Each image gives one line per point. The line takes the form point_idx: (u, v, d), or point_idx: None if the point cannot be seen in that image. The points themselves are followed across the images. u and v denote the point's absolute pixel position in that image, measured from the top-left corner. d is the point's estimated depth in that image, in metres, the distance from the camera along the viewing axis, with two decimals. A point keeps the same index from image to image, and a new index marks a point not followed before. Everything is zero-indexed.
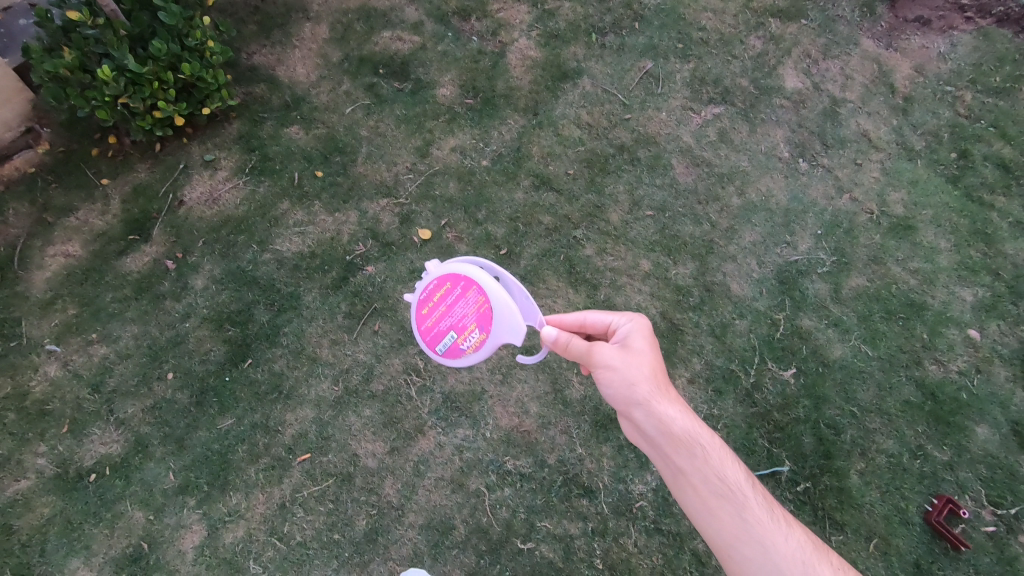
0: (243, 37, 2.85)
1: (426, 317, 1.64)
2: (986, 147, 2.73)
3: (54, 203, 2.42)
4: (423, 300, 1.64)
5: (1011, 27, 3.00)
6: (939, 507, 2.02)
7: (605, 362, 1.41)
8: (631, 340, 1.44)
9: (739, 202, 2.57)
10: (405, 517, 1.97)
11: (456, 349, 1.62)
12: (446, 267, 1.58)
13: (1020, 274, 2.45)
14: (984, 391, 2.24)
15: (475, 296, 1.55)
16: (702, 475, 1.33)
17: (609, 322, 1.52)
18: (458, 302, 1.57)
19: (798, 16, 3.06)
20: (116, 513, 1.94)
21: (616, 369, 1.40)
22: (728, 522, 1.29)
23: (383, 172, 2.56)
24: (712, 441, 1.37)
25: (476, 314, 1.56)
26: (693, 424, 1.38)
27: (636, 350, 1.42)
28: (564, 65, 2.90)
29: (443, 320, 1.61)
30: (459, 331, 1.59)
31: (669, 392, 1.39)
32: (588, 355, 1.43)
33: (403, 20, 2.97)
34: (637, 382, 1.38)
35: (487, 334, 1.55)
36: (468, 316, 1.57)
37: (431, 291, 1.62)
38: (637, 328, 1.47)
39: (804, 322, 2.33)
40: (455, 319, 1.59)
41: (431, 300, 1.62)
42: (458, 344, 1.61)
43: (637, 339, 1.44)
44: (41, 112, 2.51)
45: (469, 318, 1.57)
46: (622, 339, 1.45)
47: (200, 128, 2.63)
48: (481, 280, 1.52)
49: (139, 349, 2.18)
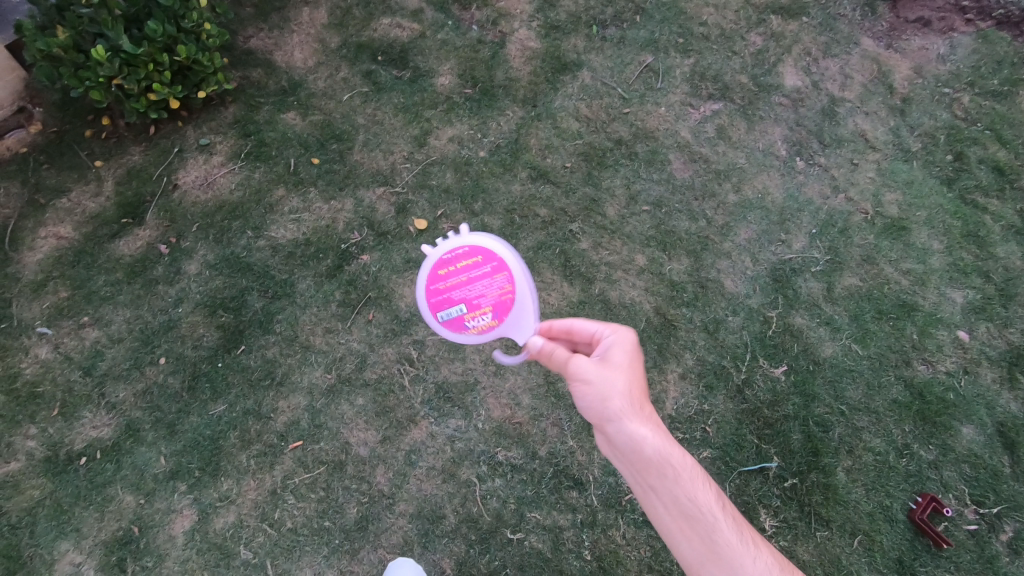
0: (240, 21, 2.82)
1: (440, 279, 1.60)
2: (982, 150, 2.74)
3: (46, 184, 2.40)
4: (444, 261, 1.60)
5: (1010, 30, 3.01)
6: (922, 505, 2.06)
7: (580, 374, 1.37)
8: (613, 356, 1.40)
9: (736, 199, 2.57)
10: (396, 506, 1.99)
11: (458, 322, 1.61)
12: (482, 238, 1.61)
13: (1011, 277, 2.48)
14: (971, 392, 2.27)
15: (502, 281, 1.59)
16: (672, 494, 1.32)
17: (597, 331, 1.47)
18: (483, 278, 1.59)
19: (800, 13, 3.06)
20: (106, 496, 1.94)
21: (590, 386, 1.36)
22: (698, 541, 1.28)
23: (379, 160, 2.55)
24: (682, 461, 1.33)
25: (497, 298, 1.58)
26: (665, 444, 1.34)
27: (615, 364, 1.38)
28: (564, 57, 2.88)
29: (458, 291, 1.59)
30: (469, 307, 1.60)
31: (643, 412, 1.35)
32: (567, 364, 1.40)
33: (403, 7, 2.95)
34: (609, 400, 1.34)
35: (498, 323, 1.60)
36: (486, 297, 1.59)
37: (457, 257, 1.60)
38: (624, 339, 1.43)
39: (796, 320, 2.35)
40: (472, 293, 1.59)
41: (452, 264, 1.60)
42: (464, 318, 1.60)
43: (621, 354, 1.40)
44: (33, 91, 2.50)
45: (486, 300, 1.59)
46: (603, 353, 1.41)
47: (195, 112, 2.60)
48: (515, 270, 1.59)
49: (131, 333, 2.17)
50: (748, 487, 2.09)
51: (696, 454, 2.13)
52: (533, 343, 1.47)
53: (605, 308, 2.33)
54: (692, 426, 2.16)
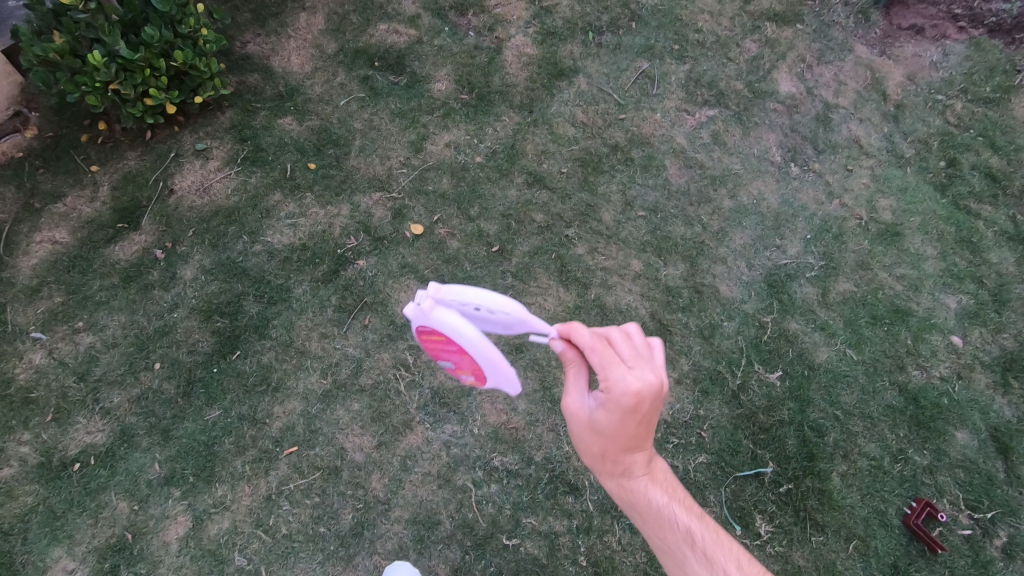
0: (237, 26, 2.83)
1: (420, 340, 1.45)
2: (974, 156, 2.76)
3: (42, 189, 2.39)
4: (417, 330, 1.40)
5: (1002, 38, 3.04)
6: (917, 510, 2.06)
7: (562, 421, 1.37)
8: (596, 415, 1.26)
9: (731, 205, 2.59)
10: (392, 511, 1.98)
11: (454, 367, 1.60)
12: (444, 322, 1.29)
13: (1004, 282, 2.49)
14: (965, 397, 2.28)
15: (471, 361, 1.40)
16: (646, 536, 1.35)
17: (604, 366, 1.23)
18: (455, 354, 1.42)
19: (794, 21, 3.08)
20: (100, 502, 1.93)
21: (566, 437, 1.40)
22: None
23: (376, 166, 2.56)
24: (651, 511, 1.34)
25: (472, 368, 1.46)
26: (635, 494, 1.35)
27: (586, 430, 1.30)
28: (560, 63, 2.90)
29: (441, 352, 1.47)
30: (454, 367, 1.53)
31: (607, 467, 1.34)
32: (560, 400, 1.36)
33: (400, 13, 2.96)
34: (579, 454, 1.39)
35: (486, 380, 1.51)
36: (465, 364, 1.46)
37: (426, 333, 1.37)
38: (616, 400, 1.20)
39: (791, 325, 2.36)
40: (451, 359, 1.48)
41: (425, 334, 1.40)
42: (455, 369, 1.59)
43: (602, 417, 1.25)
44: (29, 95, 2.51)
45: (464, 367, 1.49)
46: (581, 412, 1.30)
47: (192, 117, 2.61)
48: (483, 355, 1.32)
49: (126, 338, 2.16)
50: (744, 493, 2.09)
51: (692, 459, 2.13)
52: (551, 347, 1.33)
53: (600, 313, 2.33)
54: (688, 431, 2.16)
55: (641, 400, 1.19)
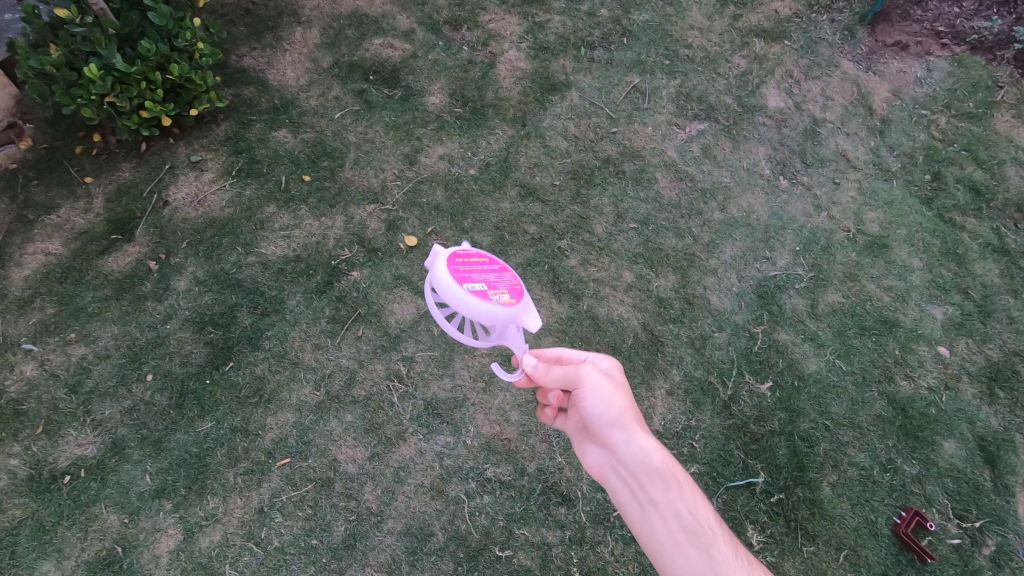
0: (233, 40, 2.86)
1: (458, 261, 1.54)
2: (958, 170, 2.82)
3: (35, 200, 2.40)
4: (458, 253, 1.56)
5: (984, 54, 3.12)
6: (906, 520, 2.08)
7: (598, 380, 1.45)
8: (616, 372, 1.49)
9: (721, 217, 2.62)
10: (384, 523, 1.97)
11: (483, 294, 1.49)
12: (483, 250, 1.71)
13: (989, 294, 2.54)
14: (952, 406, 2.31)
15: (511, 277, 1.63)
16: (671, 505, 1.37)
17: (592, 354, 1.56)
18: (494, 272, 1.59)
19: (781, 37, 3.15)
20: (90, 515, 1.92)
21: (605, 393, 1.44)
22: (695, 556, 1.31)
23: (370, 178, 2.58)
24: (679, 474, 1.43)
25: (511, 285, 1.59)
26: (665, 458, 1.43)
27: (618, 381, 1.47)
28: (553, 78, 2.94)
29: (476, 272, 1.55)
30: (490, 285, 1.53)
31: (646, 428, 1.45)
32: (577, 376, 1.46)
33: (395, 28, 3.01)
34: (621, 411, 1.43)
35: (517, 301, 1.55)
36: (502, 282, 1.58)
37: (469, 254, 1.59)
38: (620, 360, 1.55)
39: (781, 335, 2.38)
40: (488, 277, 1.56)
41: (465, 257, 1.57)
42: (487, 293, 1.51)
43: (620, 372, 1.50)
44: (24, 108, 2.52)
45: (501, 284, 1.57)
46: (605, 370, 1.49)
47: (187, 129, 2.63)
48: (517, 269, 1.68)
49: (118, 350, 2.16)
50: (736, 503, 2.10)
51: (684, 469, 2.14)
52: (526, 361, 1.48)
53: (593, 324, 2.35)
54: (680, 442, 2.17)
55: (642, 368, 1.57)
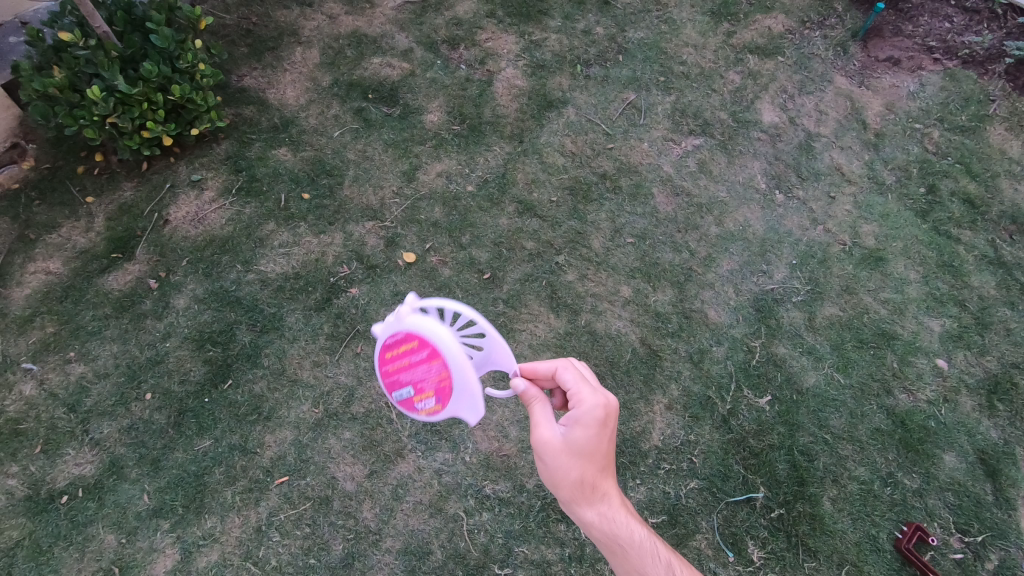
0: (234, 61, 2.91)
1: (387, 361, 1.46)
2: (952, 183, 2.84)
3: (37, 220, 2.42)
4: (388, 344, 1.44)
5: (975, 69, 3.16)
6: (908, 534, 2.07)
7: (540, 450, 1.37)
8: (574, 437, 1.36)
9: (718, 231, 2.64)
10: (382, 542, 1.96)
11: (409, 403, 1.50)
12: (418, 323, 1.38)
13: (986, 306, 2.54)
14: (951, 419, 2.30)
15: (439, 367, 1.39)
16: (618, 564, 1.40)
17: (578, 385, 1.42)
18: (422, 365, 1.42)
19: (775, 53, 3.20)
20: (87, 535, 1.91)
21: (547, 464, 1.38)
22: None
23: (369, 196, 2.60)
24: (631, 540, 1.39)
25: (436, 383, 1.42)
26: (612, 521, 1.40)
27: (575, 444, 1.36)
28: (550, 95, 2.98)
29: (403, 373, 1.45)
30: (416, 390, 1.46)
31: (595, 496, 1.39)
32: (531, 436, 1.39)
33: (394, 47, 3.06)
34: (564, 484, 1.38)
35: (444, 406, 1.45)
36: (427, 381, 1.43)
37: (397, 341, 1.42)
38: (588, 414, 1.36)
39: (779, 349, 2.39)
40: (415, 377, 1.44)
41: (394, 348, 1.44)
42: (413, 401, 1.49)
43: (578, 436, 1.36)
44: (27, 128, 2.57)
45: (428, 385, 1.43)
46: (571, 422, 1.37)
47: (187, 148, 2.66)
48: (449, 355, 1.36)
49: (117, 368, 2.16)
50: (736, 519, 2.09)
51: (683, 485, 2.13)
52: (517, 386, 1.37)
53: (591, 339, 2.36)
54: (679, 457, 2.17)
55: (610, 415, 1.38)
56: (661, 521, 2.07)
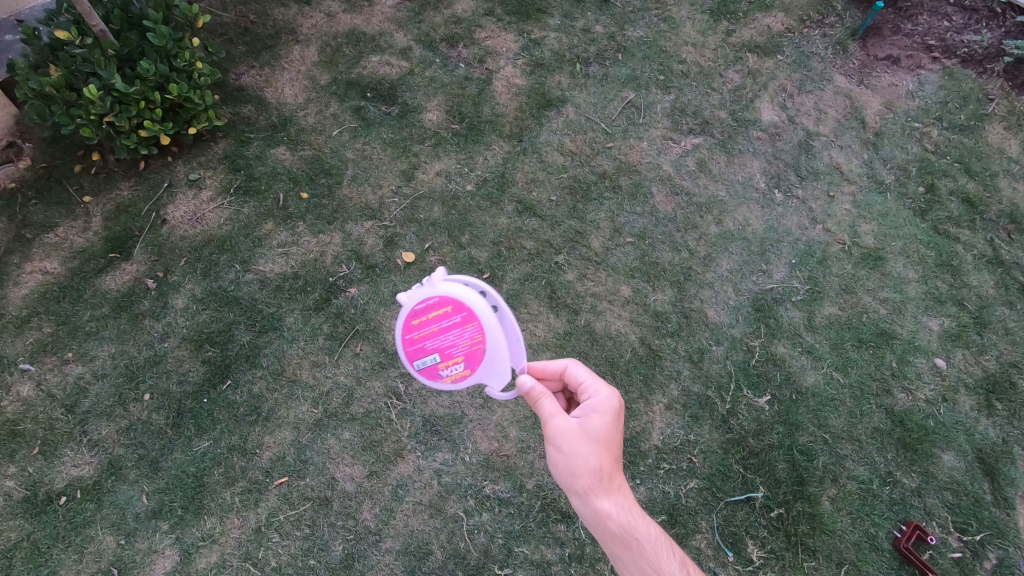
0: (232, 59, 2.90)
1: (414, 329, 1.46)
2: (951, 182, 2.84)
3: (34, 219, 2.41)
4: (416, 311, 1.45)
5: (974, 68, 3.16)
6: (907, 534, 2.07)
7: (557, 440, 1.37)
8: (592, 424, 1.39)
9: (717, 230, 2.64)
10: (382, 542, 1.96)
11: (433, 370, 1.52)
12: (454, 289, 1.43)
13: (984, 305, 2.54)
14: (950, 419, 2.31)
15: (473, 331, 1.45)
16: (633, 564, 1.35)
17: (592, 379, 1.48)
18: (453, 331, 1.46)
19: (774, 52, 3.20)
20: (86, 537, 1.90)
21: (565, 454, 1.37)
22: None
23: (368, 195, 2.59)
24: (647, 534, 1.37)
25: (468, 348, 1.47)
26: (628, 515, 1.38)
27: (592, 432, 1.38)
28: (549, 93, 2.97)
29: (431, 340, 1.47)
30: (443, 356, 1.49)
31: (612, 488, 1.38)
32: (545, 425, 1.40)
33: (392, 45, 3.04)
34: (580, 475, 1.36)
35: (472, 371, 1.50)
36: (458, 346, 1.47)
37: (429, 307, 1.44)
38: (605, 403, 1.41)
39: (779, 349, 2.39)
40: (444, 343, 1.47)
41: (424, 314, 1.45)
42: (438, 368, 1.51)
43: (596, 423, 1.39)
44: (24, 127, 2.54)
45: (457, 350, 1.47)
46: (588, 412, 1.41)
47: (185, 147, 2.65)
48: (486, 318, 1.43)
49: (115, 369, 2.15)
50: (735, 518, 2.09)
51: (682, 485, 2.13)
52: (524, 382, 1.38)
53: (591, 339, 2.36)
54: (679, 457, 2.17)
55: (623, 407, 1.44)
56: (661, 521, 2.07)
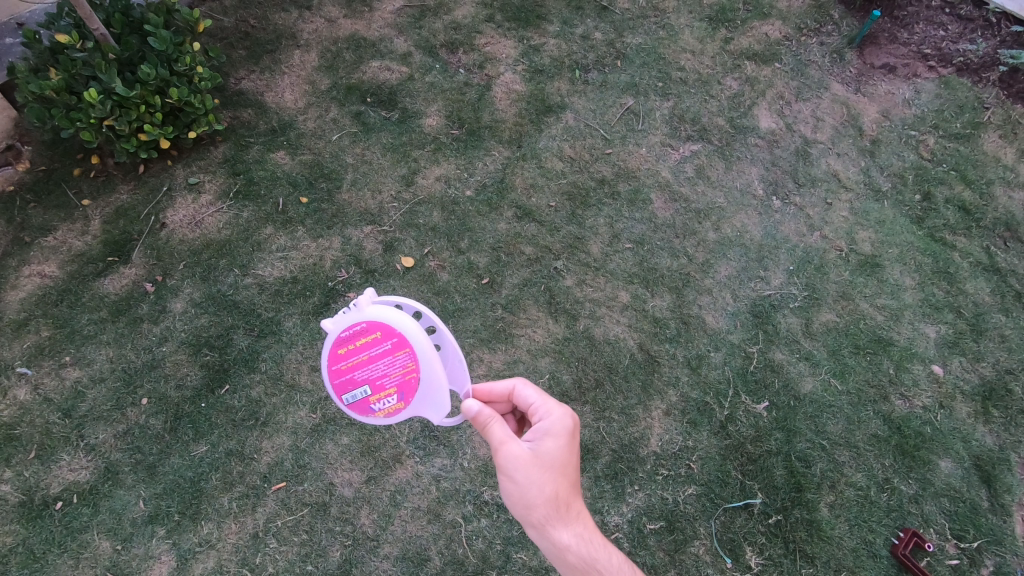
0: (232, 63, 2.91)
1: (340, 359, 1.44)
2: (948, 190, 2.86)
3: (32, 222, 2.40)
4: (343, 339, 1.43)
5: (970, 76, 3.19)
6: (905, 540, 2.07)
7: (510, 469, 1.34)
8: (545, 449, 1.37)
9: (715, 236, 2.65)
10: (380, 548, 1.95)
11: (363, 404, 1.49)
12: (383, 313, 1.42)
13: (980, 312, 2.56)
14: (947, 425, 2.31)
15: (404, 359, 1.44)
16: None
17: (541, 400, 1.47)
18: (384, 359, 1.44)
19: (772, 60, 3.22)
20: (81, 542, 1.89)
21: (519, 484, 1.34)
22: None
23: (367, 200, 2.60)
24: (608, 563, 1.33)
25: (400, 378, 1.45)
26: (587, 543, 1.35)
27: (545, 458, 1.36)
28: (548, 99, 2.99)
29: (360, 371, 1.45)
30: (374, 388, 1.47)
31: (569, 516, 1.36)
32: (496, 453, 1.35)
33: (392, 51, 3.06)
34: (535, 504, 1.33)
35: (407, 401, 1.48)
36: (390, 377, 1.46)
37: (357, 335, 1.43)
38: (557, 425, 1.41)
39: (776, 355, 2.40)
40: (374, 374, 1.46)
41: (351, 343, 1.43)
42: (369, 401, 1.48)
43: (548, 447, 1.38)
44: (23, 130, 2.54)
45: (389, 380, 1.46)
46: (540, 435, 1.39)
47: (185, 151, 2.65)
48: (418, 345, 1.42)
49: (113, 373, 2.15)
50: (734, 525, 2.09)
51: (681, 491, 2.13)
52: (469, 408, 1.33)
53: (589, 344, 2.36)
54: (677, 463, 2.17)
55: (575, 428, 1.43)
56: (659, 528, 2.07)
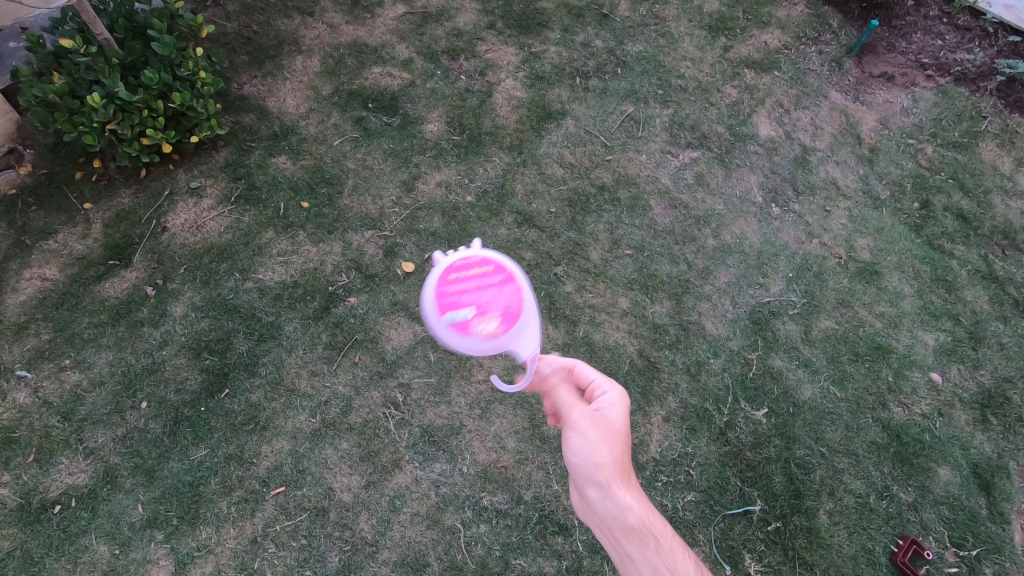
0: (234, 68, 2.92)
1: (449, 282, 1.26)
2: (946, 198, 2.87)
3: (33, 226, 2.41)
4: (455, 265, 1.28)
5: (968, 85, 3.20)
6: (904, 548, 2.06)
7: (579, 423, 1.33)
8: (613, 412, 1.35)
9: (715, 243, 2.66)
10: (379, 554, 1.94)
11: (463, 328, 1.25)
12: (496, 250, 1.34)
13: (979, 320, 2.57)
14: (946, 433, 2.32)
15: (513, 291, 1.30)
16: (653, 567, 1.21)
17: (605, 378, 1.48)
18: (493, 287, 1.29)
19: (771, 68, 3.24)
20: (80, 546, 1.88)
21: (586, 436, 1.31)
22: None
23: (368, 205, 2.61)
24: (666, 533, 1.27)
25: (508, 305, 1.29)
26: (646, 510, 1.28)
27: (612, 418, 1.34)
28: (549, 106, 3.00)
29: (467, 293, 1.26)
30: (479, 311, 1.25)
31: (631, 481, 1.30)
32: (564, 409, 1.37)
33: (394, 57, 3.08)
34: (600, 460, 1.29)
35: (507, 332, 1.29)
36: (497, 303, 1.28)
37: (469, 263, 1.30)
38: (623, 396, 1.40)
39: (776, 361, 2.40)
40: (481, 298, 1.26)
41: (462, 269, 1.28)
42: (471, 323, 1.25)
43: (613, 413, 1.35)
44: (25, 134, 2.56)
45: (495, 306, 1.27)
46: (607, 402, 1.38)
47: (187, 156, 2.66)
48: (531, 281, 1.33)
49: (113, 377, 2.14)
50: (733, 532, 2.09)
51: (679, 497, 2.13)
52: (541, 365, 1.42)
53: (589, 350, 2.36)
54: (676, 469, 2.17)
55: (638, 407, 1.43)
56: None
